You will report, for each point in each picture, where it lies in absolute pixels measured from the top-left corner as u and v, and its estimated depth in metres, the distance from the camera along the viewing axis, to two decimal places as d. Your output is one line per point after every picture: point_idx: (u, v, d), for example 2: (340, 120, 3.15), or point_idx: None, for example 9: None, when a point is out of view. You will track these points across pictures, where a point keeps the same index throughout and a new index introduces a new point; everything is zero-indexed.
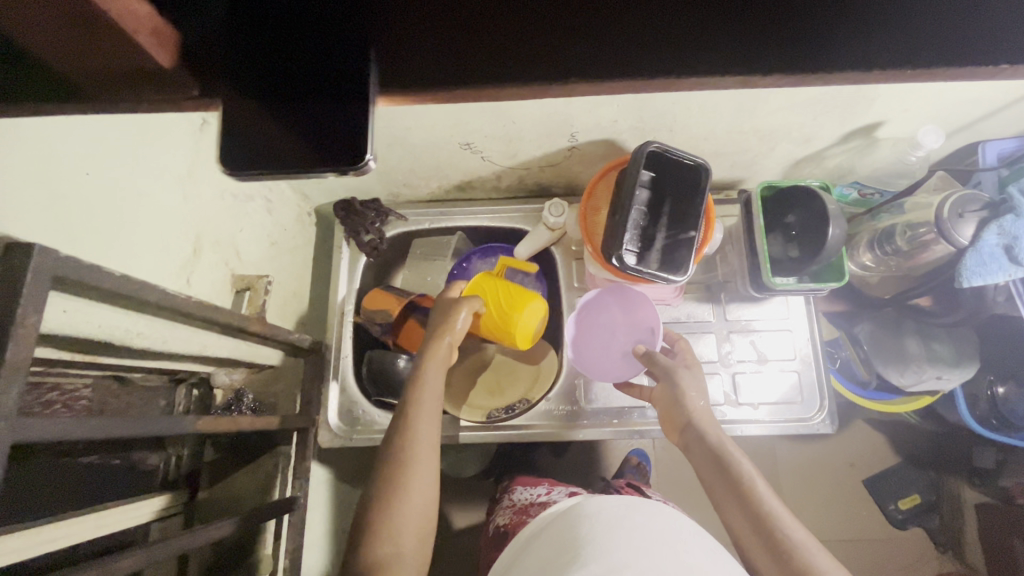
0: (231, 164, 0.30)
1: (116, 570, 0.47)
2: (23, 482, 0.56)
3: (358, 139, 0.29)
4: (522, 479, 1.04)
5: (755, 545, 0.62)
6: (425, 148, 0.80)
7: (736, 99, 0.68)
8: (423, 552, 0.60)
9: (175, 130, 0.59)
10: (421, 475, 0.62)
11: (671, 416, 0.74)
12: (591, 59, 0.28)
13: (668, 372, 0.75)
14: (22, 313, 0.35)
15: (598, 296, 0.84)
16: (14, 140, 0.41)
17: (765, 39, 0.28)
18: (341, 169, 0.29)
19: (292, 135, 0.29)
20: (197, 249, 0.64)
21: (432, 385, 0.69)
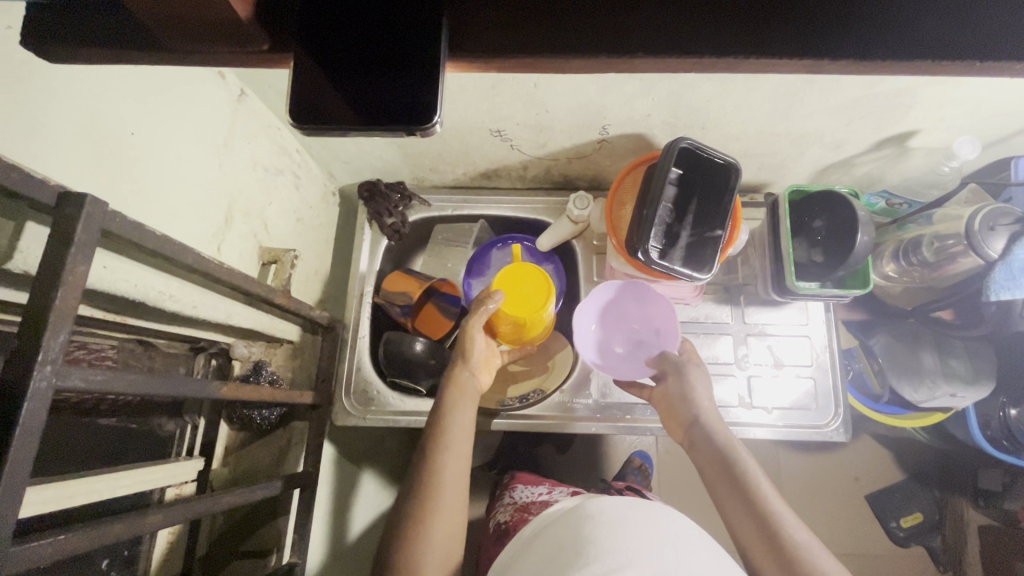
0: (300, 119, 0.29)
1: (138, 527, 0.47)
2: (51, 436, 0.57)
3: (428, 100, 0.28)
4: (525, 477, 1.04)
5: (754, 542, 0.62)
6: (456, 133, 0.80)
7: (772, 100, 0.68)
8: (444, 546, 0.62)
9: (207, 91, 0.59)
10: (450, 485, 0.64)
11: (677, 412, 0.75)
12: (658, 33, 0.28)
13: (678, 368, 0.76)
14: (72, 261, 0.35)
15: (614, 290, 0.83)
16: (65, 94, 0.42)
17: (834, 26, 0.28)
18: (408, 130, 0.29)
19: (347, 99, 0.29)
20: (228, 217, 0.65)
21: (460, 403, 0.71)
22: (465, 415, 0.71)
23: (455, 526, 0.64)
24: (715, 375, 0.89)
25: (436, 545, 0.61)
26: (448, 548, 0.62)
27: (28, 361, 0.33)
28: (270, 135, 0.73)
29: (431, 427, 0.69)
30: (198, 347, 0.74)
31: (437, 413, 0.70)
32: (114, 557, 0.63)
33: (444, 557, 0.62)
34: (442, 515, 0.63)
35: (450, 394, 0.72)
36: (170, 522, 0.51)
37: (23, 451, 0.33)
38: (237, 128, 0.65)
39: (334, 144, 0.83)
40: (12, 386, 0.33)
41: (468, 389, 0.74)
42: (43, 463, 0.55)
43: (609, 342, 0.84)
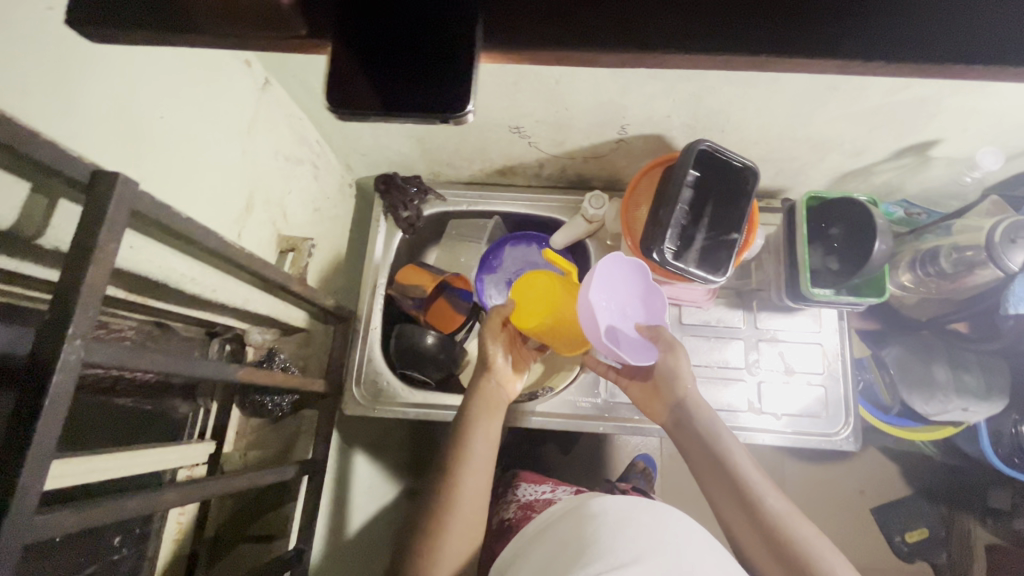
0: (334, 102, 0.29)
1: (154, 504, 0.48)
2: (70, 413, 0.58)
3: (461, 86, 0.28)
4: (529, 475, 1.04)
5: (740, 522, 0.64)
6: (475, 129, 0.81)
7: (795, 104, 0.68)
8: (466, 538, 0.65)
9: (233, 77, 0.60)
10: (473, 476, 0.67)
11: (665, 389, 0.74)
12: (689, 28, 0.28)
13: (669, 348, 0.72)
14: (104, 238, 0.36)
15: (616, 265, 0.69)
16: (101, 77, 0.43)
17: (863, 26, 0.28)
18: (442, 117, 0.28)
19: (374, 84, 0.29)
20: (250, 204, 0.66)
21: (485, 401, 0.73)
22: (493, 425, 0.72)
23: (464, 519, 0.65)
24: (724, 380, 0.88)
25: (456, 536, 0.64)
26: (469, 539, 0.65)
27: (59, 335, 0.34)
28: (291, 125, 0.74)
29: (460, 419, 0.72)
30: (215, 332, 0.75)
31: (465, 412, 0.72)
32: (125, 534, 0.64)
33: (467, 545, 0.65)
34: (460, 514, 0.65)
35: (478, 401, 0.74)
36: (183, 501, 0.52)
37: (51, 421, 0.33)
38: (260, 115, 0.66)
39: (353, 136, 0.83)
40: (43, 357, 0.34)
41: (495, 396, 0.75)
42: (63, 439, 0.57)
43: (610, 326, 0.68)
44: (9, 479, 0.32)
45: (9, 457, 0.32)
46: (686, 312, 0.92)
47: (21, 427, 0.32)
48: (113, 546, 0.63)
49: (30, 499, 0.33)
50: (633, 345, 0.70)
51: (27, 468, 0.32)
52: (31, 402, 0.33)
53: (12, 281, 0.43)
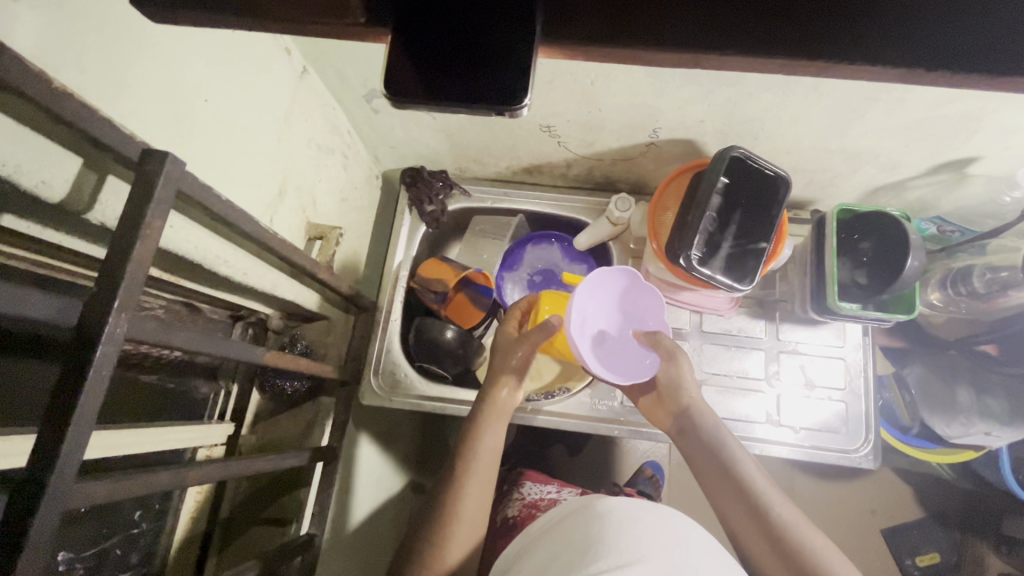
0: (393, 90, 0.29)
1: (185, 482, 0.48)
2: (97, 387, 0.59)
3: (518, 78, 0.28)
4: (534, 475, 1.04)
5: (753, 536, 0.62)
6: (505, 126, 0.80)
7: (832, 114, 0.67)
8: (471, 536, 0.65)
9: (273, 64, 0.61)
10: (479, 475, 0.68)
11: (668, 398, 0.75)
12: (750, 22, 0.27)
13: (670, 358, 0.73)
14: (150, 217, 0.37)
15: (595, 282, 0.74)
16: (154, 59, 0.43)
17: (944, 33, 0.26)
18: (493, 109, 0.29)
19: (426, 72, 0.29)
20: (283, 190, 0.66)
21: (492, 408, 0.73)
22: (498, 429, 0.72)
23: (469, 516, 0.65)
24: (742, 390, 0.88)
25: (461, 532, 0.64)
26: (472, 535, 0.65)
27: (105, 307, 0.35)
28: (325, 115, 0.75)
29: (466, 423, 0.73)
30: (240, 315, 0.76)
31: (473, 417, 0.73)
32: (144, 508, 0.66)
33: (472, 542, 0.65)
34: (468, 509, 0.65)
35: (490, 406, 0.74)
36: (208, 479, 0.52)
37: (93, 393, 0.34)
38: (296, 103, 0.67)
39: (383, 128, 0.84)
40: (90, 327, 0.34)
41: (506, 403, 0.75)
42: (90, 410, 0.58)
43: (600, 344, 0.74)
44: (54, 443, 0.32)
45: (54, 422, 0.33)
46: (707, 320, 0.91)
47: (67, 394, 0.33)
48: (134, 519, 0.64)
49: (72, 465, 0.33)
50: (630, 356, 0.75)
51: (71, 435, 0.33)
52: (75, 372, 0.34)
53: (52, 253, 0.44)
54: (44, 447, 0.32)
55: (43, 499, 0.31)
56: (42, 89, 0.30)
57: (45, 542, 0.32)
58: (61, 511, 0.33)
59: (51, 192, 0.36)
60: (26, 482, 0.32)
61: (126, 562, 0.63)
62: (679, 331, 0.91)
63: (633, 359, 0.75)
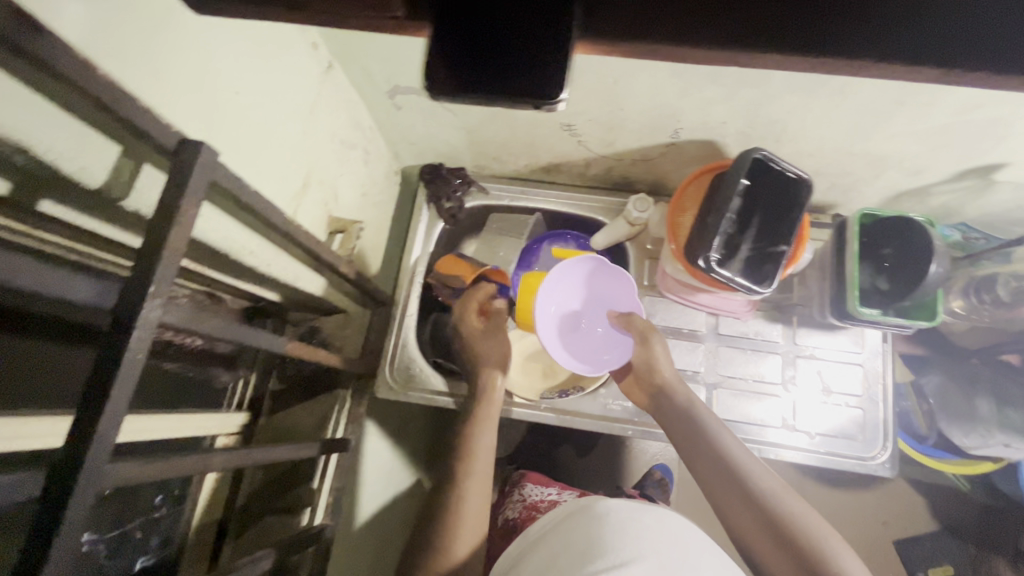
0: (432, 84, 0.29)
1: (211, 467, 0.49)
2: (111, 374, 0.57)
3: (555, 75, 0.28)
4: (534, 477, 1.03)
5: (738, 510, 0.63)
6: (526, 125, 0.80)
7: (857, 117, 0.67)
8: (478, 524, 0.67)
9: (300, 58, 0.61)
10: (481, 465, 0.71)
11: (648, 384, 0.78)
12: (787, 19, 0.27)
13: (642, 340, 0.75)
14: (185, 205, 0.38)
15: (566, 271, 0.72)
16: (190, 51, 0.44)
17: (987, 35, 0.26)
18: (533, 103, 0.28)
19: (463, 65, 0.28)
20: (306, 183, 0.67)
21: (487, 400, 0.78)
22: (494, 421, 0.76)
23: (475, 504, 0.68)
24: (757, 394, 0.87)
25: (468, 520, 0.66)
26: (478, 522, 0.67)
27: (141, 292, 0.36)
28: (349, 110, 0.75)
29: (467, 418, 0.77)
30: (260, 307, 0.77)
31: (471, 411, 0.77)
32: (164, 494, 0.67)
33: (478, 528, 0.67)
34: (469, 501, 0.67)
35: (484, 407, 0.77)
36: (227, 467, 0.52)
37: (128, 376, 0.35)
38: (321, 97, 0.68)
39: (404, 124, 0.85)
40: (126, 311, 0.35)
41: (495, 402, 0.78)
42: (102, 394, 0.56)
43: (576, 332, 0.73)
44: (90, 423, 0.33)
45: (91, 403, 0.33)
46: (724, 322, 0.91)
47: (104, 376, 0.34)
48: (153, 503, 0.65)
49: (108, 445, 0.34)
50: (594, 344, 0.75)
51: (106, 415, 0.33)
52: (112, 354, 0.34)
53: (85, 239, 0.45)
54: (80, 427, 0.33)
55: (80, 477, 0.32)
56: (89, 77, 0.31)
57: (82, 519, 0.33)
58: (97, 490, 0.34)
59: (89, 178, 0.37)
60: (64, 460, 0.33)
61: (146, 545, 0.64)
62: (695, 333, 0.90)
63: (603, 345, 0.76)
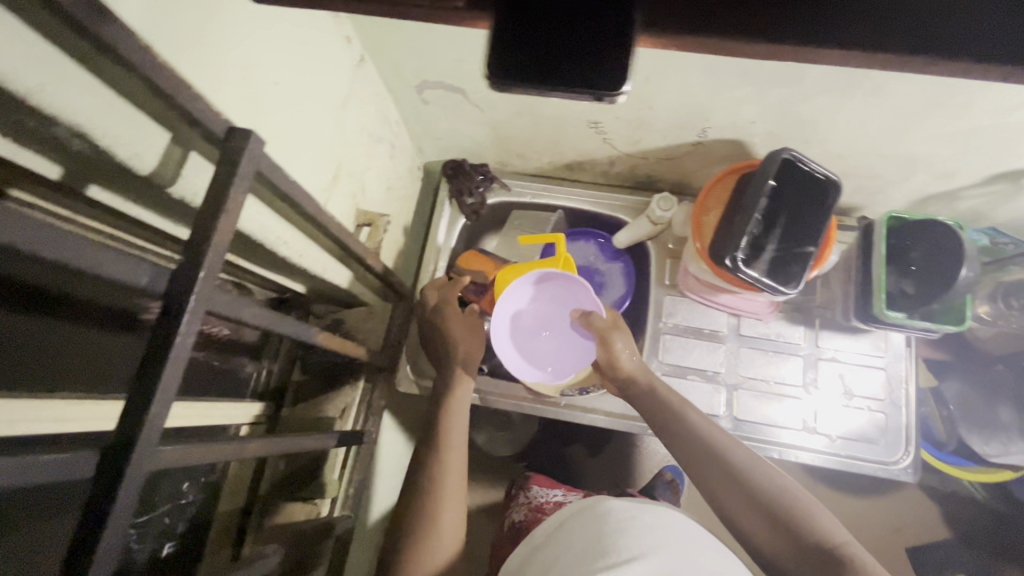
0: (497, 73, 0.30)
1: (247, 453, 0.49)
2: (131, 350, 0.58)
3: (617, 77, 0.30)
4: (540, 479, 1.01)
5: (724, 493, 0.62)
6: (552, 122, 0.81)
7: (889, 118, 0.66)
8: (456, 516, 0.65)
9: (335, 51, 0.62)
10: (454, 452, 0.69)
11: (613, 378, 0.77)
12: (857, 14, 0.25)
13: (601, 340, 0.74)
14: (234, 193, 0.38)
15: (515, 286, 0.77)
16: (236, 40, 0.45)
17: None
18: (598, 93, 0.31)
19: (532, 61, 0.30)
20: (337, 175, 0.68)
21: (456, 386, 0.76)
22: (462, 403, 0.75)
23: (454, 489, 0.66)
24: (777, 396, 0.87)
25: (447, 508, 0.65)
26: (456, 514, 0.65)
27: (191, 278, 0.36)
28: (377, 105, 0.76)
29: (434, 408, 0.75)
30: (285, 298, 0.79)
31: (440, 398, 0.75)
32: (190, 480, 0.70)
33: (457, 518, 0.65)
34: (449, 505, 0.65)
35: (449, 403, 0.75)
36: (261, 453, 0.51)
37: (177, 362, 0.35)
38: (352, 90, 0.68)
39: (429, 120, 0.85)
40: (176, 297, 0.36)
41: (461, 397, 0.76)
42: (117, 375, 0.56)
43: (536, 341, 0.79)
44: (142, 406, 0.33)
45: (141, 387, 0.34)
46: (745, 323, 0.90)
47: (155, 361, 0.34)
48: (182, 489, 0.69)
49: (157, 429, 0.34)
50: (545, 351, 0.79)
51: (157, 399, 0.34)
52: (162, 338, 0.35)
53: (114, 225, 0.47)
54: (132, 412, 0.33)
55: (130, 460, 0.33)
56: (152, 64, 0.31)
57: (133, 501, 0.33)
58: (146, 473, 0.34)
59: (141, 164, 0.37)
60: (115, 443, 0.33)
61: (161, 522, 0.66)
62: (716, 333, 0.90)
63: (552, 351, 0.79)
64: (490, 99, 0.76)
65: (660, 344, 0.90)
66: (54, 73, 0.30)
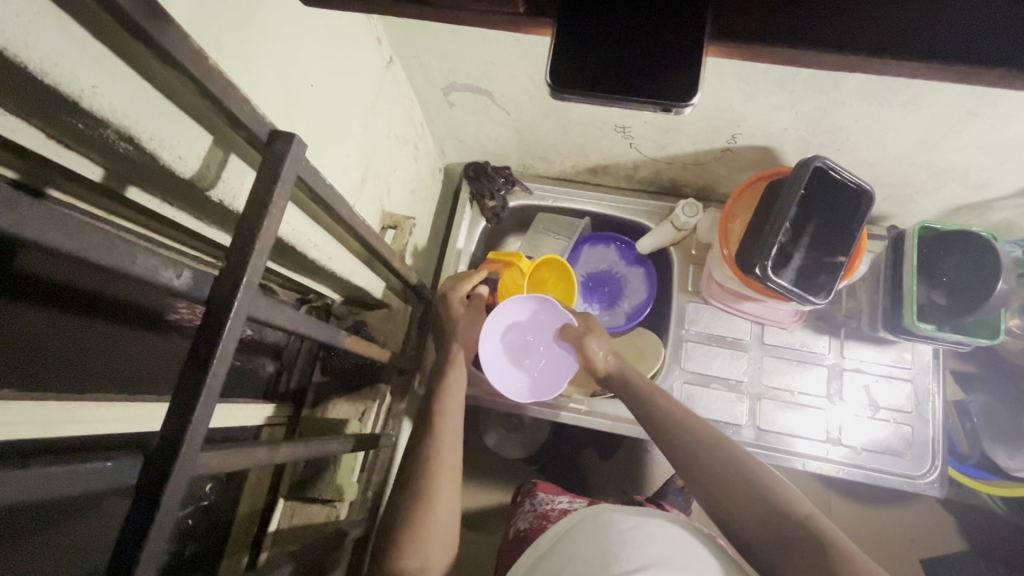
0: (560, 83, 0.31)
1: (278, 458, 0.48)
2: (150, 348, 0.57)
3: (689, 86, 0.29)
4: (545, 486, 0.98)
5: (718, 485, 0.58)
6: (579, 124, 0.79)
7: (927, 127, 0.65)
8: (452, 509, 0.62)
9: (366, 53, 0.61)
10: (450, 442, 0.66)
11: (599, 379, 0.77)
12: (931, 20, 0.24)
13: (578, 344, 0.74)
14: (276, 196, 0.37)
15: (512, 302, 0.76)
16: (275, 40, 0.45)
17: None
18: (666, 104, 0.30)
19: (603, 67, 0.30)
20: (364, 176, 0.68)
21: (452, 377, 0.73)
22: (457, 396, 0.71)
23: (450, 482, 0.63)
24: (801, 406, 0.85)
25: (444, 496, 0.61)
26: (453, 508, 0.61)
27: (235, 282, 0.36)
28: (404, 106, 0.76)
29: (429, 399, 0.72)
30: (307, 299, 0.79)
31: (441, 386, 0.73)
32: (214, 482, 0.70)
33: (453, 512, 0.61)
34: (440, 507, 0.60)
35: (441, 401, 0.70)
36: (291, 458, 0.51)
37: (219, 367, 0.35)
38: (382, 92, 0.68)
39: (454, 121, 0.85)
40: (220, 301, 0.35)
41: (455, 394, 0.71)
42: (133, 375, 0.54)
43: (521, 357, 0.80)
44: (186, 411, 0.33)
45: (185, 392, 0.33)
46: (769, 331, 0.89)
47: (199, 365, 0.34)
48: (205, 491, 0.68)
49: (199, 434, 0.34)
50: (535, 374, 0.80)
51: (200, 405, 0.33)
52: (205, 343, 0.34)
53: (152, 225, 0.47)
54: (174, 418, 0.33)
55: (173, 466, 0.32)
56: (202, 67, 0.31)
57: (175, 509, 0.33)
58: (187, 480, 0.34)
59: (185, 167, 0.37)
60: (157, 448, 0.32)
61: (183, 522, 0.66)
62: (739, 341, 0.89)
63: (541, 373, 0.80)
64: (517, 102, 0.76)
65: (683, 351, 0.89)
66: (104, 74, 0.29)
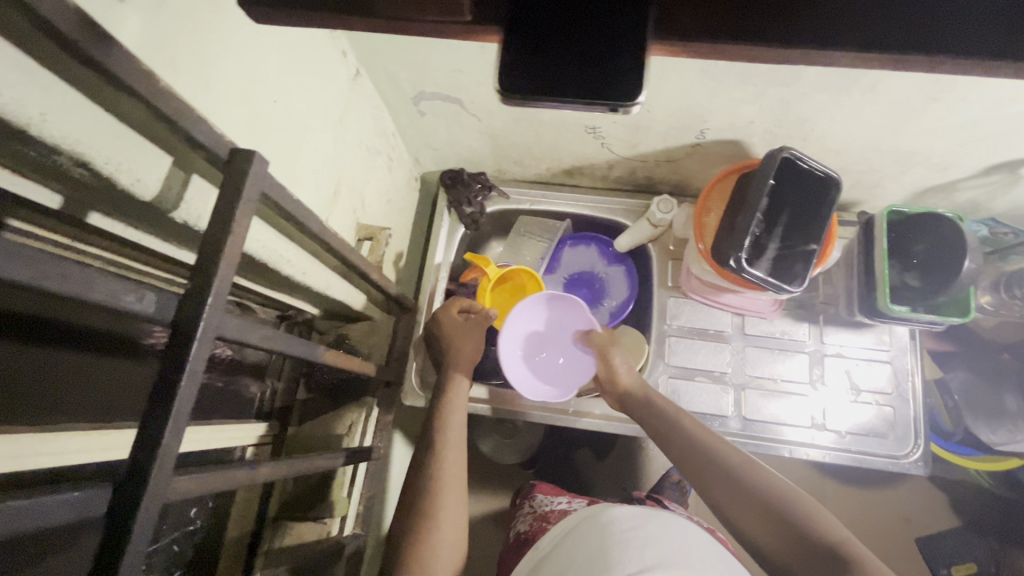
0: (508, 87, 0.31)
1: (259, 478, 0.48)
2: (121, 376, 0.56)
3: (633, 83, 0.30)
4: (544, 487, 0.98)
5: (730, 496, 0.59)
6: (551, 127, 0.80)
7: (886, 113, 0.66)
8: (457, 522, 0.61)
9: (331, 66, 0.61)
10: (438, 451, 0.66)
11: (612, 395, 0.79)
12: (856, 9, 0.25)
13: (602, 355, 0.79)
14: (239, 214, 0.37)
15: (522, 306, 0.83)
16: (234, 59, 0.45)
17: None
18: (613, 104, 0.30)
19: (550, 68, 0.31)
20: (336, 190, 0.68)
21: (460, 401, 0.73)
22: (460, 416, 0.72)
23: (443, 491, 0.62)
24: (785, 394, 0.86)
25: (447, 505, 0.61)
26: (459, 523, 0.61)
27: (200, 302, 0.35)
28: (374, 118, 0.76)
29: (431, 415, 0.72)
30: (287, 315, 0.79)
31: (440, 401, 0.73)
32: (200, 506, 0.69)
33: (460, 526, 0.61)
34: (445, 521, 0.60)
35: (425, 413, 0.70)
36: (274, 477, 0.50)
37: (188, 391, 0.34)
38: (350, 105, 0.68)
39: (427, 131, 0.85)
40: (186, 322, 0.35)
41: (444, 408, 0.71)
42: (103, 404, 0.53)
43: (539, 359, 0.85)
44: (156, 437, 0.33)
45: (156, 416, 0.33)
46: (749, 322, 0.90)
47: (166, 388, 0.33)
48: (191, 516, 0.67)
49: (170, 457, 0.33)
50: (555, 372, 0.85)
51: (170, 427, 0.33)
52: (172, 366, 0.34)
53: (121, 251, 0.47)
54: (144, 444, 0.32)
55: (143, 491, 0.32)
56: (152, 90, 0.30)
57: (147, 536, 0.32)
58: (159, 506, 0.33)
59: (144, 189, 0.37)
60: (127, 474, 0.32)
61: (170, 550, 0.65)
62: (721, 333, 0.90)
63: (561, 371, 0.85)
64: (488, 108, 0.76)
65: (666, 346, 0.90)
66: (53, 102, 0.29)
